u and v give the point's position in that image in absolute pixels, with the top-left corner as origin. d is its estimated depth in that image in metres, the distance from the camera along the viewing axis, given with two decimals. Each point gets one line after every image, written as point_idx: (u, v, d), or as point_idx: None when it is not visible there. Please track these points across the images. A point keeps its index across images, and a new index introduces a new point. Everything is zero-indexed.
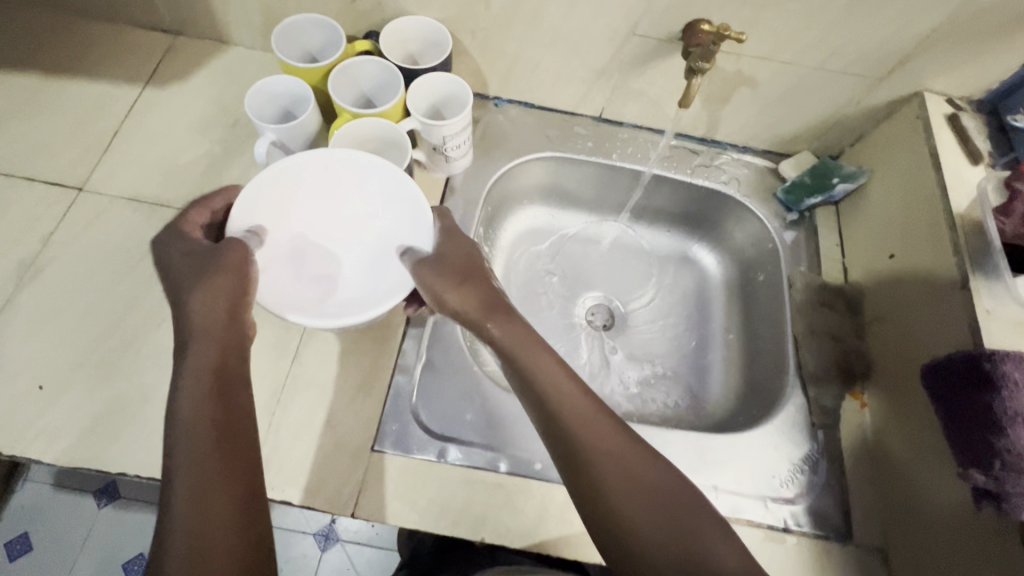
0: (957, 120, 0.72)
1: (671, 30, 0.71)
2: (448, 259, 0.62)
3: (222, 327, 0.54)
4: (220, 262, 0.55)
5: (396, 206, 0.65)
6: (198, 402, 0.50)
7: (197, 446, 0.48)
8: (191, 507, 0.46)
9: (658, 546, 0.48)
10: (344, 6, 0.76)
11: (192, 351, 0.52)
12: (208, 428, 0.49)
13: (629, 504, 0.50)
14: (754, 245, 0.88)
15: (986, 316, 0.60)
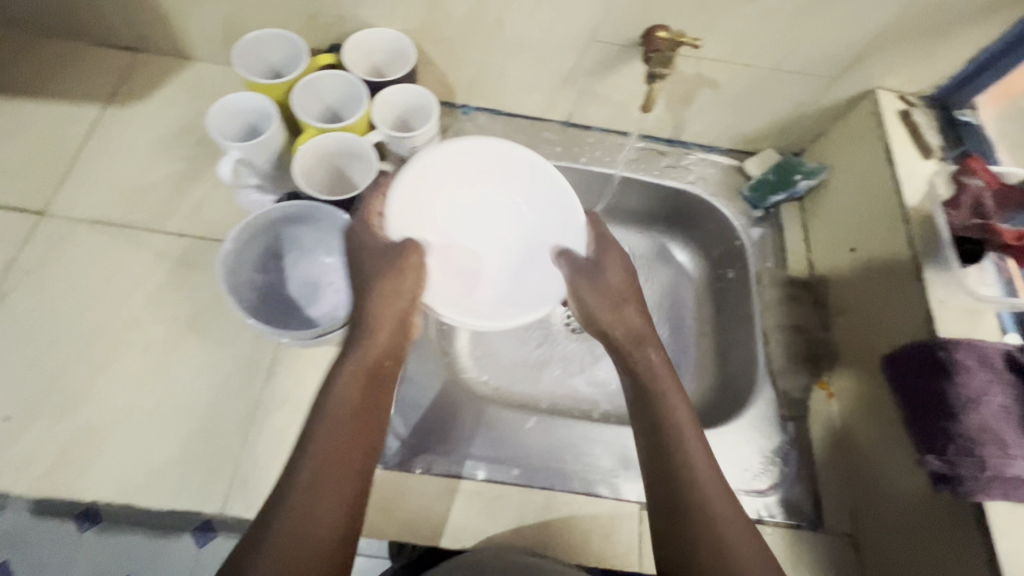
0: (909, 116, 0.75)
1: (632, 35, 0.72)
2: (606, 285, 0.62)
3: (391, 333, 0.57)
4: (401, 257, 0.60)
5: (541, 202, 0.70)
6: (352, 397, 0.52)
7: (336, 436, 0.49)
8: (332, 500, 0.47)
9: (710, 544, 0.48)
10: (306, 19, 0.75)
11: (352, 349, 0.55)
12: (351, 421, 0.51)
13: (717, 519, 0.49)
14: (722, 242, 0.90)
15: (940, 306, 0.62)
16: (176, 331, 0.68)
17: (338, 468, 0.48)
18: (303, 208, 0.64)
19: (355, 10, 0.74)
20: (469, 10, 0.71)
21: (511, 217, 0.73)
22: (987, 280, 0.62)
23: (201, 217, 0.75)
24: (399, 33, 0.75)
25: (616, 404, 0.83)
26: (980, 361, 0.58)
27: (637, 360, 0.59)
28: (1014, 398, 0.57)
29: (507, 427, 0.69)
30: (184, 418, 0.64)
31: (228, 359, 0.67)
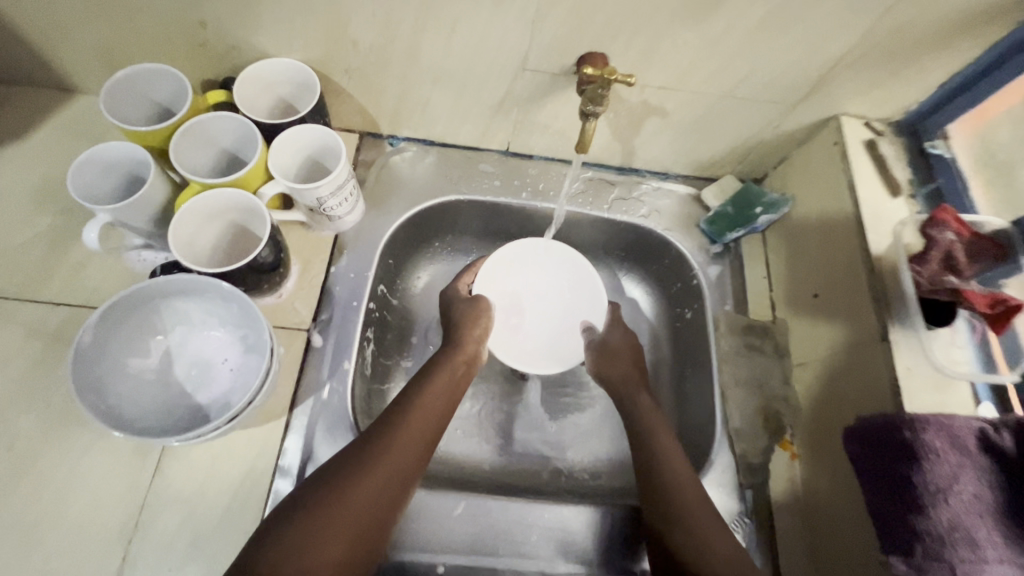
0: (876, 148, 0.68)
1: (566, 64, 0.63)
2: (613, 352, 0.72)
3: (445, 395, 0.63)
4: (469, 309, 0.72)
5: (588, 297, 0.78)
6: (416, 429, 0.58)
7: (389, 463, 0.55)
8: (356, 515, 0.51)
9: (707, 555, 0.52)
10: (191, 49, 0.65)
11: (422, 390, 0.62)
12: (400, 458, 0.56)
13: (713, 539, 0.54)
14: (678, 280, 0.82)
15: (907, 374, 0.56)
16: (47, 421, 0.59)
17: (367, 492, 0.52)
18: (182, 281, 0.55)
19: (246, 39, 0.63)
20: (376, 38, 0.62)
21: (563, 317, 0.78)
22: (960, 342, 0.57)
23: (82, 282, 0.65)
24: (301, 64, 0.65)
25: (565, 462, 0.76)
26: (953, 443, 0.51)
27: (630, 403, 0.67)
28: (987, 486, 0.50)
29: (433, 514, 0.62)
30: (56, 526, 0.55)
31: (108, 453, 0.58)
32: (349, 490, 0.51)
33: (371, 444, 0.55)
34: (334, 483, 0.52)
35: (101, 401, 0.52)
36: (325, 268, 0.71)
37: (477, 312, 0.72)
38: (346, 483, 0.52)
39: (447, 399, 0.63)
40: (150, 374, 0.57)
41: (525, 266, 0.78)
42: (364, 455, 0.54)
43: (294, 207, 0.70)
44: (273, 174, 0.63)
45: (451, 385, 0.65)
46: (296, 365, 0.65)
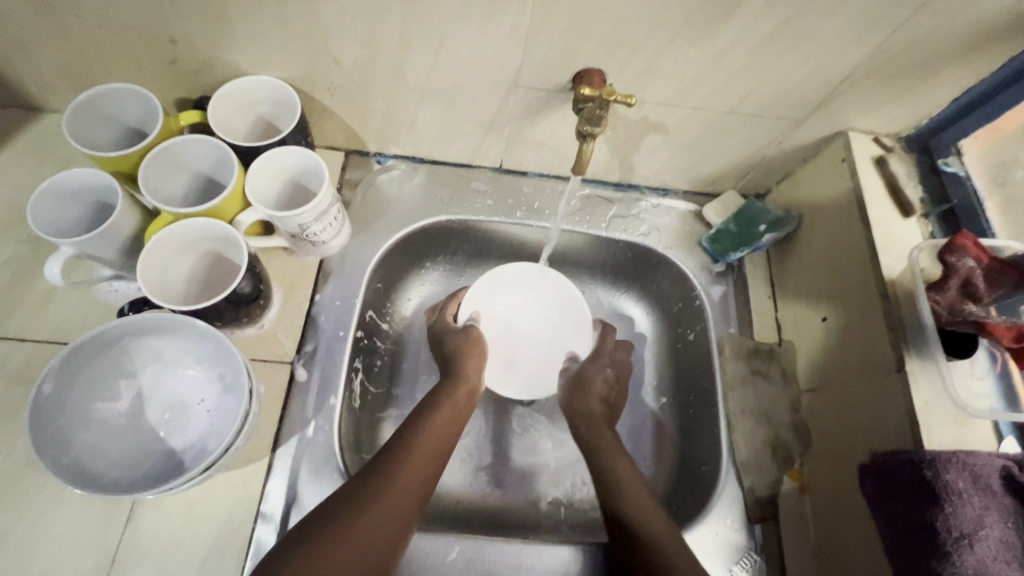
0: (886, 165, 0.65)
1: (561, 80, 0.60)
2: (589, 388, 0.68)
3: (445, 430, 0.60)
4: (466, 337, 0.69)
5: (573, 320, 0.75)
6: (422, 456, 0.56)
7: (394, 490, 0.52)
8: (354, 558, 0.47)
9: None
10: (162, 67, 0.61)
11: (429, 414, 0.61)
12: (398, 496, 0.52)
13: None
14: (679, 300, 0.79)
15: (924, 408, 0.53)
16: (9, 471, 0.55)
17: (369, 532, 0.49)
18: (154, 319, 0.52)
19: (220, 57, 0.59)
20: (360, 55, 0.58)
21: (552, 343, 0.76)
22: (979, 372, 0.54)
23: (46, 316, 0.61)
24: (282, 81, 0.62)
25: (565, 492, 0.72)
26: (976, 483, 0.48)
27: (590, 438, 0.64)
28: (1012, 528, 0.47)
29: (426, 558, 0.58)
30: None
31: (75, 504, 0.54)
32: (345, 532, 0.48)
33: (367, 483, 0.52)
34: (320, 528, 0.48)
35: (63, 455, 0.48)
36: (310, 295, 0.67)
37: (474, 341, 0.69)
38: (343, 523, 0.48)
39: (447, 436, 0.60)
40: (119, 419, 0.53)
41: (511, 287, 0.76)
42: (360, 494, 0.51)
43: (276, 232, 0.66)
44: (251, 200, 0.59)
45: (454, 416, 0.62)
46: (279, 402, 0.61)
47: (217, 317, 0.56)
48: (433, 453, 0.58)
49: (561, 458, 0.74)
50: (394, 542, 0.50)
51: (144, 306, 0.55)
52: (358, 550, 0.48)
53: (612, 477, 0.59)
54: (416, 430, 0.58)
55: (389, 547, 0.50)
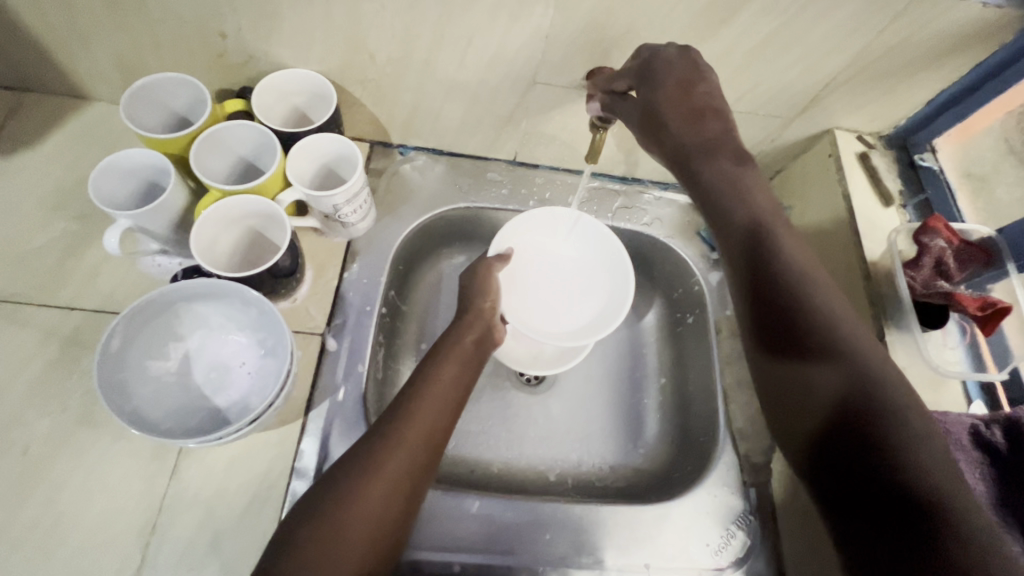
0: (868, 160, 0.72)
1: (576, 77, 0.66)
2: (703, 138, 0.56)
3: (460, 371, 0.62)
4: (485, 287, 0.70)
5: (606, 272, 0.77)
6: (442, 396, 0.59)
7: (419, 430, 0.55)
8: (389, 487, 0.51)
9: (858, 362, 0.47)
10: (209, 60, 0.66)
11: (446, 363, 0.62)
12: (424, 433, 0.55)
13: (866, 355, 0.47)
14: (679, 285, 0.85)
15: (902, 373, 0.59)
16: (62, 426, 0.59)
17: (404, 461, 0.52)
18: (203, 285, 0.56)
19: (264, 50, 0.64)
20: (394, 52, 0.64)
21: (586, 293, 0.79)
22: (951, 343, 0.61)
23: (95, 288, 0.65)
24: (319, 74, 0.67)
25: (572, 465, 0.77)
26: (947, 438, 0.53)
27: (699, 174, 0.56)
28: (980, 478, 0.53)
29: (447, 513, 0.63)
30: (73, 530, 0.55)
31: (125, 458, 0.59)
32: (381, 467, 0.51)
33: (394, 423, 0.54)
34: (360, 466, 0.51)
35: (124, 404, 0.54)
36: (338, 273, 0.72)
37: (490, 282, 0.71)
38: (381, 460, 0.52)
39: (462, 377, 0.62)
40: (170, 377, 0.58)
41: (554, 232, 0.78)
42: (389, 433, 0.54)
43: (308, 214, 0.71)
44: (290, 181, 0.64)
45: (465, 363, 0.64)
46: (311, 370, 0.66)
47: (259, 286, 0.61)
48: (448, 392, 0.60)
49: (568, 430, 0.79)
50: (426, 470, 0.54)
51: (195, 273, 0.61)
52: (393, 480, 0.51)
53: (780, 242, 0.53)
54: (437, 371, 0.61)
55: (422, 475, 0.53)
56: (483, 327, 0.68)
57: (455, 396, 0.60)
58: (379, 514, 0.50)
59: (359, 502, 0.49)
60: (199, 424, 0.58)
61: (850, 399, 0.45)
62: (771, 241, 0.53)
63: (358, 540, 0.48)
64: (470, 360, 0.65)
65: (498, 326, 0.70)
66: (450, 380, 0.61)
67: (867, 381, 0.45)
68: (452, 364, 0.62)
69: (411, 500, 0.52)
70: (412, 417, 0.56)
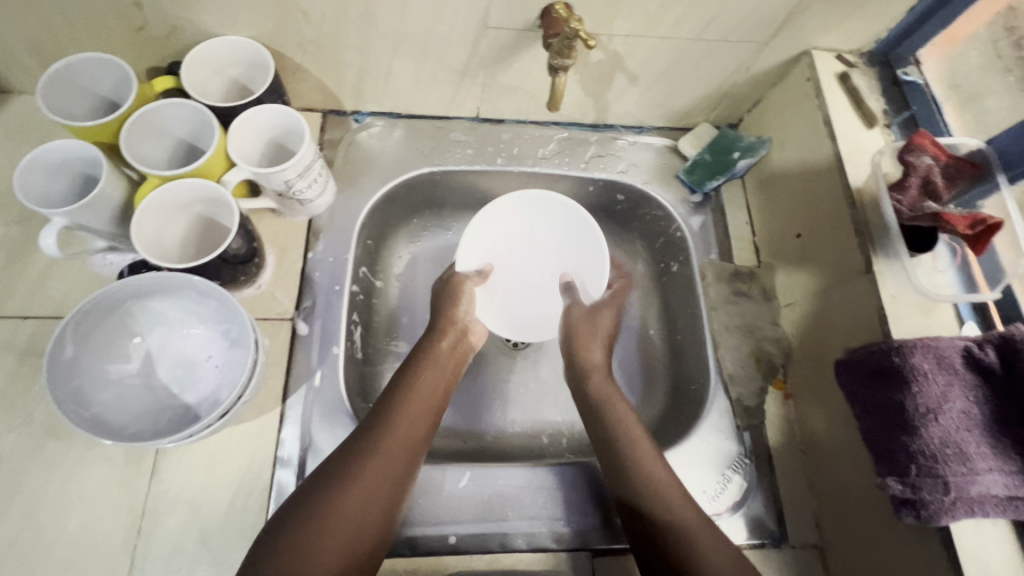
0: (849, 80, 0.67)
1: (529, 17, 0.60)
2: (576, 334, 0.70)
3: (436, 374, 0.62)
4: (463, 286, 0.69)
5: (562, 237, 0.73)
6: (422, 404, 0.58)
7: (397, 438, 0.54)
8: (366, 495, 0.50)
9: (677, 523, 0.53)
10: (130, 36, 0.60)
11: (422, 370, 0.61)
12: (404, 438, 0.54)
13: (677, 511, 0.54)
14: (661, 232, 0.81)
15: (892, 302, 0.57)
16: (31, 439, 0.57)
17: (381, 467, 0.52)
18: (152, 280, 0.54)
19: (188, 19, 0.58)
20: (328, 7, 0.58)
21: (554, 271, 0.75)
22: (942, 266, 0.59)
23: (46, 293, 0.62)
24: (253, 40, 0.61)
25: (566, 425, 0.76)
26: (941, 365, 0.51)
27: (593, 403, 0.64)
28: (974, 401, 0.51)
29: (438, 487, 0.62)
30: (58, 541, 0.54)
31: (101, 465, 0.57)
32: (361, 472, 0.51)
33: (373, 433, 0.54)
34: (338, 474, 0.51)
35: (85, 411, 0.52)
36: (301, 253, 0.69)
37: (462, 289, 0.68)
38: (361, 466, 0.52)
39: (441, 383, 0.61)
40: (133, 378, 0.57)
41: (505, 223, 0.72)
42: (370, 440, 0.53)
43: (263, 195, 0.67)
44: (234, 160, 0.60)
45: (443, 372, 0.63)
46: (284, 356, 0.64)
47: (216, 275, 0.58)
48: (430, 397, 0.59)
49: (558, 392, 0.78)
50: (409, 472, 0.54)
51: (143, 268, 0.58)
52: (373, 485, 0.51)
53: (621, 437, 0.60)
54: (415, 377, 0.60)
55: (404, 478, 0.53)
56: (457, 330, 0.67)
57: (436, 399, 0.60)
58: (358, 522, 0.49)
59: (340, 506, 0.49)
60: (170, 424, 0.57)
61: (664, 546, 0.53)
62: (611, 437, 0.61)
63: (337, 542, 0.48)
64: (449, 365, 0.64)
65: (470, 330, 0.68)
66: (430, 384, 0.60)
67: (686, 545, 0.52)
68: (429, 371, 0.61)
69: (392, 504, 0.52)
70: (390, 425, 0.55)
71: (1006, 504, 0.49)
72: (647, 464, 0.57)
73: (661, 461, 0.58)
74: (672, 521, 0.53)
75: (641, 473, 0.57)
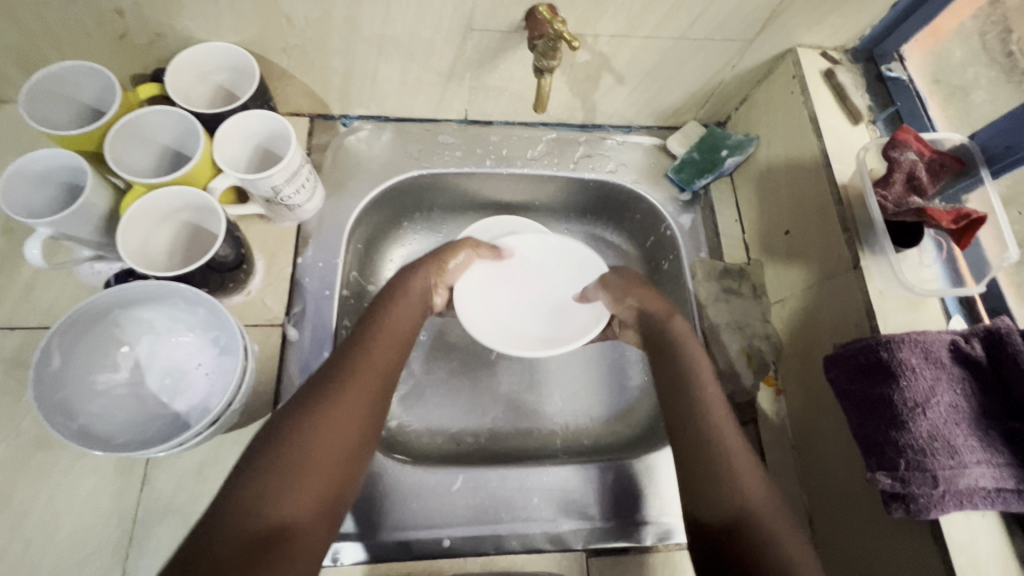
0: (834, 77, 0.68)
1: (514, 19, 0.60)
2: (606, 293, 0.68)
3: (409, 313, 0.60)
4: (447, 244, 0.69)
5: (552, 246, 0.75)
6: (387, 341, 0.56)
7: (362, 377, 0.52)
8: (331, 437, 0.47)
9: (743, 488, 0.51)
10: (112, 44, 0.59)
11: (388, 309, 0.59)
12: (371, 381, 0.52)
13: (739, 473, 0.52)
14: (651, 231, 0.81)
15: (879, 297, 0.57)
16: (18, 451, 0.56)
17: (351, 410, 0.49)
18: (138, 289, 0.53)
19: (171, 26, 0.58)
20: (311, 12, 0.58)
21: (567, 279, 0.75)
22: (928, 261, 0.60)
23: (31, 304, 0.61)
24: (237, 46, 0.61)
25: (560, 425, 0.76)
26: (929, 360, 0.52)
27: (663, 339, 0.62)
28: (962, 394, 0.52)
29: (432, 491, 0.62)
30: (48, 553, 0.54)
31: (91, 475, 0.57)
32: (330, 413, 0.48)
33: (342, 370, 0.52)
34: (306, 411, 0.48)
35: (71, 423, 0.52)
36: (290, 259, 0.69)
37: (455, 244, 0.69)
38: (329, 406, 0.49)
39: (410, 320, 0.59)
40: (121, 388, 0.57)
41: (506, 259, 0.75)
42: (331, 382, 0.51)
43: (251, 201, 0.67)
44: (220, 167, 0.60)
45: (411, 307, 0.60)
46: (274, 363, 0.63)
47: (203, 283, 0.58)
48: (395, 330, 0.57)
49: (552, 392, 0.78)
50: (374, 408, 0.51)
51: (130, 277, 0.57)
52: (342, 425, 0.48)
53: (682, 381, 0.58)
54: (383, 310, 0.59)
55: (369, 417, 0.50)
56: (434, 267, 0.65)
57: (404, 332, 0.58)
58: (323, 468, 0.46)
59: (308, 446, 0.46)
60: (159, 433, 0.56)
61: (724, 533, 0.49)
62: (682, 409, 0.57)
63: (306, 488, 0.45)
64: (421, 301, 0.62)
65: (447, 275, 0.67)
66: (399, 320, 0.58)
67: (748, 520, 0.49)
68: (398, 303, 0.60)
69: (361, 448, 0.49)
70: (356, 365, 0.52)
71: (993, 496, 0.50)
72: (715, 417, 0.55)
73: (724, 412, 0.56)
74: (728, 480, 0.51)
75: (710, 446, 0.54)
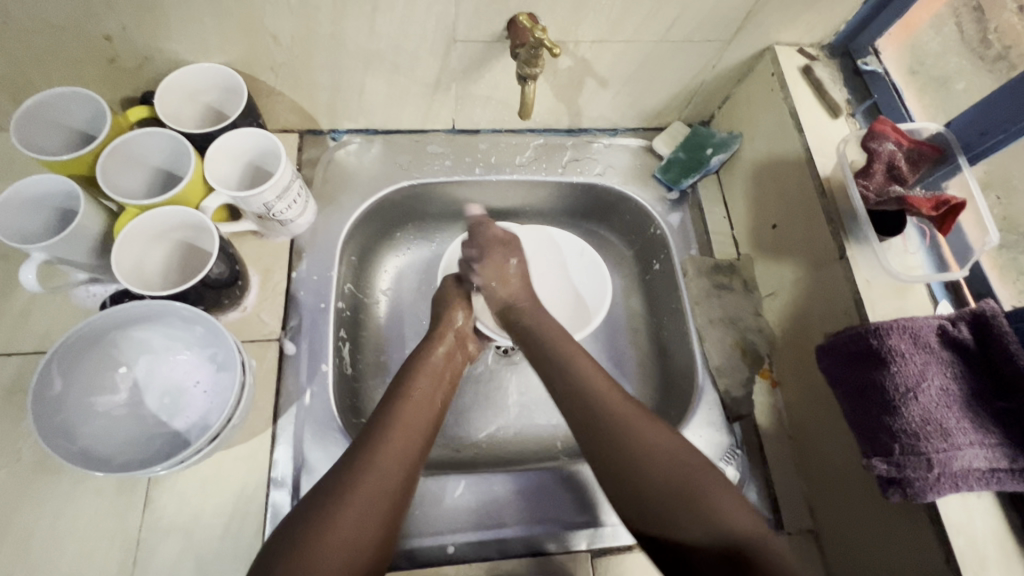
0: (812, 72, 0.69)
1: (496, 29, 0.62)
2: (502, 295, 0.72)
3: (430, 377, 0.63)
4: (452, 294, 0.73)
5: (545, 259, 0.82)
6: (409, 412, 0.58)
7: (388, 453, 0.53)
8: (359, 512, 0.49)
9: (636, 437, 0.53)
10: (101, 69, 0.60)
11: (408, 380, 0.61)
12: (397, 456, 0.54)
13: (628, 421, 0.54)
14: (641, 231, 0.82)
15: (866, 286, 0.58)
16: (21, 476, 0.56)
17: (376, 483, 0.51)
18: (134, 309, 0.54)
19: (159, 48, 0.59)
20: (298, 30, 0.59)
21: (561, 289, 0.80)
22: (912, 248, 0.61)
23: (29, 329, 0.62)
24: (224, 66, 0.62)
25: (559, 430, 0.76)
26: (919, 348, 0.52)
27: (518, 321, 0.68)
28: (952, 378, 0.52)
29: (435, 497, 0.62)
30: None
31: (94, 497, 0.57)
32: (352, 491, 0.50)
33: (362, 445, 0.53)
34: (333, 489, 0.50)
35: (72, 444, 0.52)
36: (285, 274, 0.69)
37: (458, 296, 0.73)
38: (353, 485, 0.50)
39: (434, 391, 0.62)
40: (121, 409, 0.57)
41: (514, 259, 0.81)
42: (357, 456, 0.52)
43: (243, 218, 0.67)
44: (212, 185, 0.61)
45: (435, 376, 0.63)
46: (272, 377, 0.64)
47: (199, 300, 0.58)
48: (424, 401, 0.60)
49: (551, 395, 0.78)
50: (404, 484, 0.53)
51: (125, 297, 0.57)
52: (368, 498, 0.50)
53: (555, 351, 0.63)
54: (405, 385, 0.60)
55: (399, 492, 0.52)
56: (453, 338, 0.69)
57: (430, 406, 0.60)
58: (349, 542, 0.47)
59: (333, 523, 0.47)
60: (160, 452, 0.57)
61: (654, 476, 0.51)
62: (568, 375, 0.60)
63: (336, 564, 0.46)
64: (443, 373, 0.65)
65: (468, 339, 0.71)
66: (422, 391, 0.61)
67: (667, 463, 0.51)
68: (421, 375, 0.62)
69: (389, 516, 0.51)
70: (384, 442, 0.54)
71: (989, 476, 0.50)
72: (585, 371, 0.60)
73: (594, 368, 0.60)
74: (627, 437, 0.53)
75: (608, 413, 0.55)
